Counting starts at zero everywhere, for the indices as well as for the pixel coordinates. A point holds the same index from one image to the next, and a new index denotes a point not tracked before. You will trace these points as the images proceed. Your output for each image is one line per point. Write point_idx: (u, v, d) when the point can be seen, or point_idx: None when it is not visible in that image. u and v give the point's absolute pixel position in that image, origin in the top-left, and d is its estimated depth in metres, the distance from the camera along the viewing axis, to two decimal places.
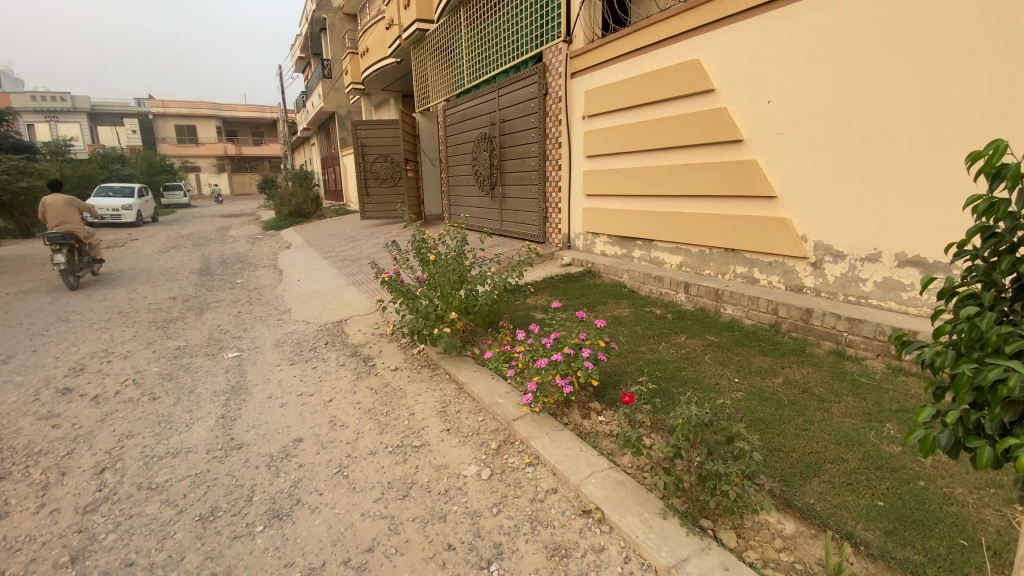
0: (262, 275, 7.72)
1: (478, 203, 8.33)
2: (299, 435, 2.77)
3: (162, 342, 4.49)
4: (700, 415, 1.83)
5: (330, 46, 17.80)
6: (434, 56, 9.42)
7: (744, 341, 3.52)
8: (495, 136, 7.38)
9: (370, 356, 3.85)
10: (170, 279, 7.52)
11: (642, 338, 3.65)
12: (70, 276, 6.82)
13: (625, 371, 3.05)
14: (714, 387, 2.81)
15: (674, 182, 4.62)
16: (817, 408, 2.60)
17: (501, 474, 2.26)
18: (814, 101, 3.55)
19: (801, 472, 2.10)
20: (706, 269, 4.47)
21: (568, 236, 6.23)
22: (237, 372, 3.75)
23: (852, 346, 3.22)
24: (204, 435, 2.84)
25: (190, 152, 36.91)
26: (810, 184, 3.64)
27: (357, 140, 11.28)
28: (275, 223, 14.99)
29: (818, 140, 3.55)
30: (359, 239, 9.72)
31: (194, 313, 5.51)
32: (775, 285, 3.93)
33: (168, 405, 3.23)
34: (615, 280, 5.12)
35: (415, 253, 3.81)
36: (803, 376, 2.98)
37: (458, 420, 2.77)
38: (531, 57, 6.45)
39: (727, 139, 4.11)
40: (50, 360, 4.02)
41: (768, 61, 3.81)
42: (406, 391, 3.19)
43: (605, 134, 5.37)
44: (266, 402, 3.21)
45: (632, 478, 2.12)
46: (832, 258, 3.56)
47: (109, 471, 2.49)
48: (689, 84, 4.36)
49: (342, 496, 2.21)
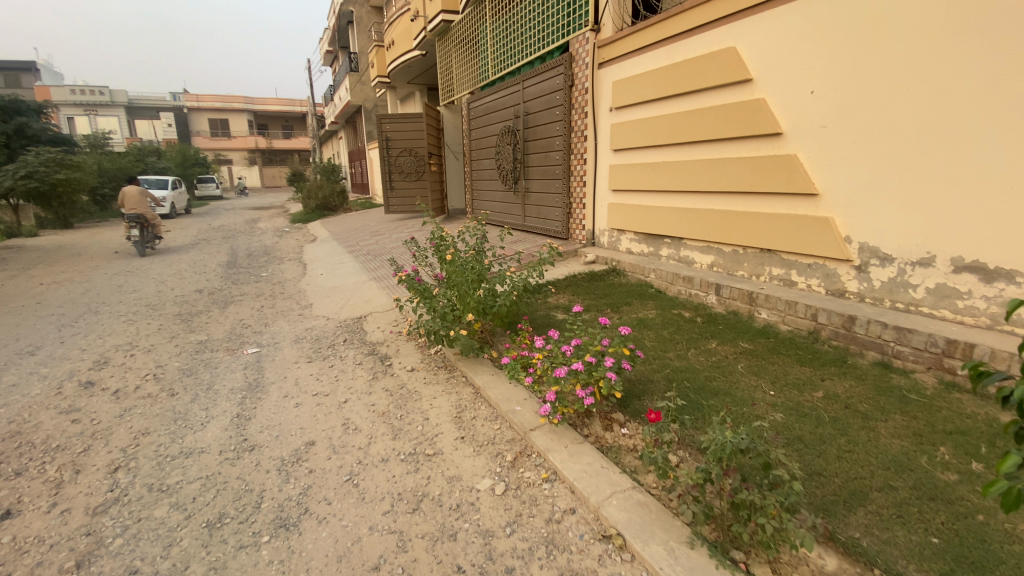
0: (286, 268, 7.77)
1: (501, 197, 8.19)
2: (312, 438, 2.70)
3: (184, 336, 4.52)
4: (735, 440, 1.67)
5: (357, 40, 17.86)
6: (459, 48, 9.29)
7: (780, 349, 3.31)
8: (519, 129, 7.22)
9: (387, 356, 3.78)
10: (198, 271, 7.64)
11: (669, 344, 3.47)
12: (144, 246, 9.04)
13: (651, 381, 2.89)
14: (747, 401, 2.63)
15: (706, 178, 4.40)
16: (861, 427, 2.40)
17: (516, 490, 2.14)
18: (860, 91, 3.29)
19: (845, 501, 1.93)
20: (739, 270, 4.25)
21: (592, 233, 6.05)
22: (255, 369, 3.72)
23: (899, 358, 2.98)
24: (218, 434, 2.80)
25: (223, 145, 37.79)
26: (855, 181, 3.38)
27: (381, 133, 11.27)
28: (303, 216, 15.16)
29: (864, 134, 3.30)
30: (383, 233, 9.71)
31: (218, 307, 5.55)
32: (814, 289, 3.68)
33: (185, 402, 3.21)
34: (641, 279, 4.93)
35: (433, 250, 3.71)
36: (844, 390, 2.76)
37: (474, 427, 2.66)
38: (557, 47, 6.25)
39: (764, 133, 3.87)
40: (76, 353, 4.08)
41: (811, 48, 3.56)
42: (421, 394, 3.10)
43: (633, 127, 5.16)
44: (282, 402, 3.16)
45: (656, 500, 1.97)
46: (878, 261, 3.30)
47: (122, 470, 2.47)
48: (724, 74, 4.13)
49: (351, 507, 2.12)
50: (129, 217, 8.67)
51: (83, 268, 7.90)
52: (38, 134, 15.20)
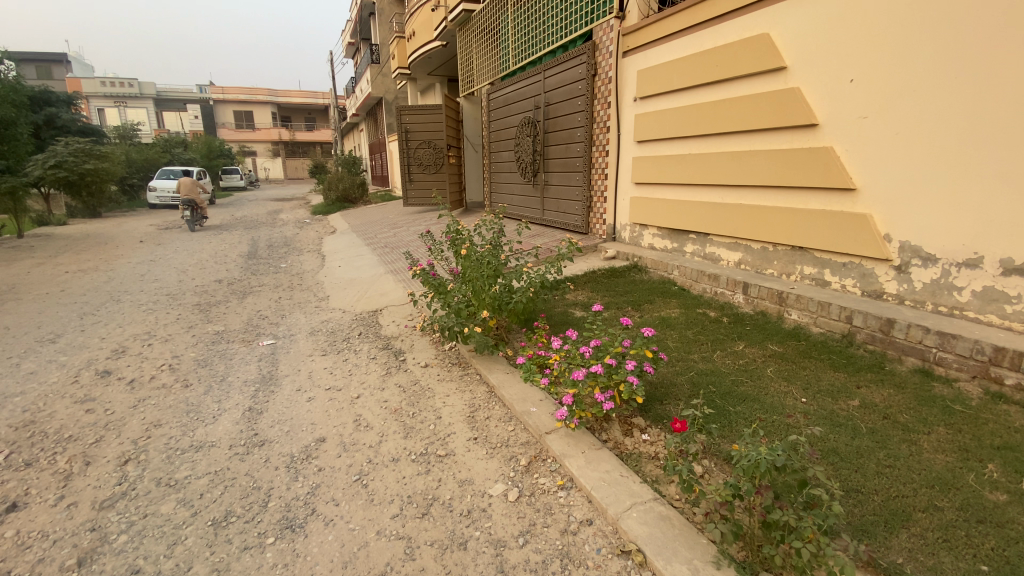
0: (305, 260, 7.78)
1: (519, 191, 8.06)
2: (323, 435, 2.63)
3: (202, 326, 4.52)
4: (770, 457, 1.53)
5: (379, 32, 17.83)
6: (480, 38, 9.16)
7: (812, 353, 3.13)
8: (540, 121, 7.08)
9: (401, 351, 3.71)
10: (219, 261, 7.69)
11: (693, 345, 3.33)
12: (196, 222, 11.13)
13: (674, 385, 2.76)
14: (777, 408, 2.49)
15: (735, 171, 4.21)
16: (901, 440, 2.23)
17: (530, 497, 2.04)
18: (905, 79, 3.06)
19: (886, 521, 1.78)
20: (768, 268, 4.07)
21: (613, 227, 5.88)
22: (270, 361, 3.68)
23: (941, 365, 2.78)
24: (229, 428, 2.76)
25: (248, 137, 38.31)
26: (895, 175, 3.17)
27: (401, 126, 11.24)
28: (323, 207, 15.24)
29: (908, 125, 3.07)
30: (401, 226, 9.68)
31: (236, 297, 5.56)
32: (849, 289, 3.48)
33: (198, 394, 3.19)
34: (663, 276, 4.76)
35: (449, 244, 3.64)
36: (883, 399, 2.58)
37: (487, 428, 2.56)
38: (580, 36, 6.09)
39: (799, 123, 3.66)
40: (95, 341, 4.11)
41: (852, 33, 3.34)
42: (435, 391, 3.02)
43: (659, 118, 4.98)
44: (294, 396, 3.10)
45: (679, 514, 1.86)
46: (920, 261, 3.08)
47: (132, 463, 2.46)
48: (757, 62, 3.93)
49: (359, 509, 2.04)
50: (181, 201, 10.74)
51: (109, 257, 8.05)
52: (68, 125, 15.55)
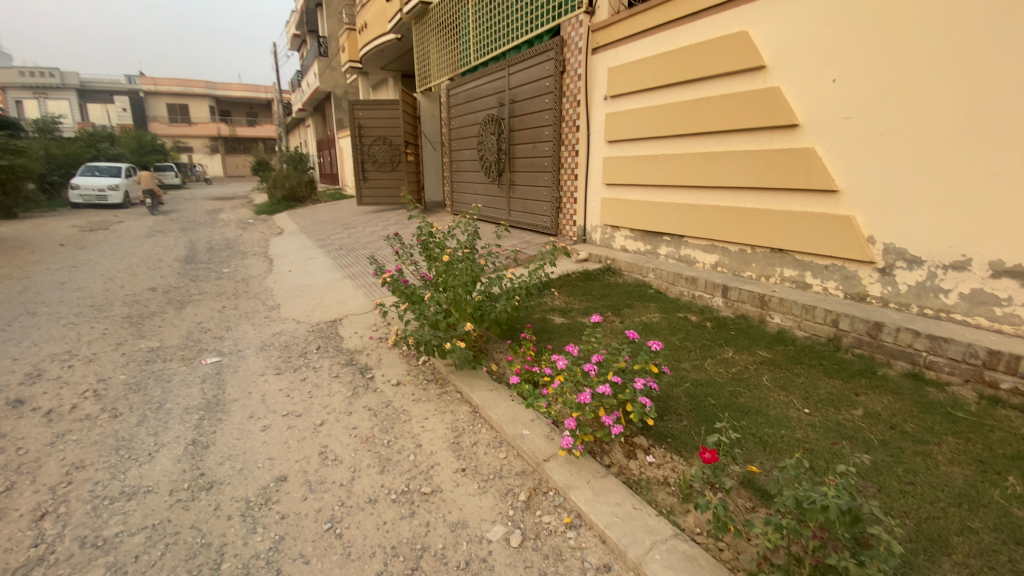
0: (251, 264, 7.17)
1: (483, 191, 7.78)
2: (284, 472, 2.27)
3: (133, 343, 3.97)
4: (830, 499, 1.33)
5: (327, 23, 17.01)
6: (437, 32, 8.81)
7: (802, 358, 3.05)
8: (504, 118, 6.83)
9: (368, 367, 3.36)
10: (152, 266, 6.95)
11: (683, 352, 3.18)
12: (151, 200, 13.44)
13: (672, 398, 2.59)
14: (784, 422, 2.36)
15: (712, 172, 4.12)
16: (914, 453, 2.15)
17: (536, 541, 1.79)
18: (890, 79, 3.03)
19: (926, 549, 1.66)
20: (747, 270, 4.00)
21: (583, 229, 5.73)
22: (215, 384, 3.24)
23: (933, 369, 2.75)
24: (169, 468, 2.35)
25: (183, 132, 35.93)
26: (881, 176, 3.14)
27: (354, 121, 10.70)
28: (269, 207, 14.31)
29: (894, 126, 3.05)
30: (356, 227, 9.17)
31: (173, 308, 4.98)
32: (832, 292, 3.45)
33: (131, 426, 2.73)
34: (638, 279, 4.63)
35: (420, 249, 3.32)
36: (884, 407, 2.52)
37: (475, 457, 2.29)
38: (546, 31, 5.89)
39: (780, 124, 3.60)
40: (3, 364, 3.51)
41: (834, 33, 3.29)
42: (411, 414, 2.71)
43: (631, 117, 4.84)
44: (246, 425, 2.71)
45: (706, 552, 1.66)
46: (905, 264, 3.07)
47: (50, 518, 2.03)
48: (736, 60, 3.84)
49: (335, 567, 1.73)
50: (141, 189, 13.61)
51: (22, 262, 7.13)
52: None
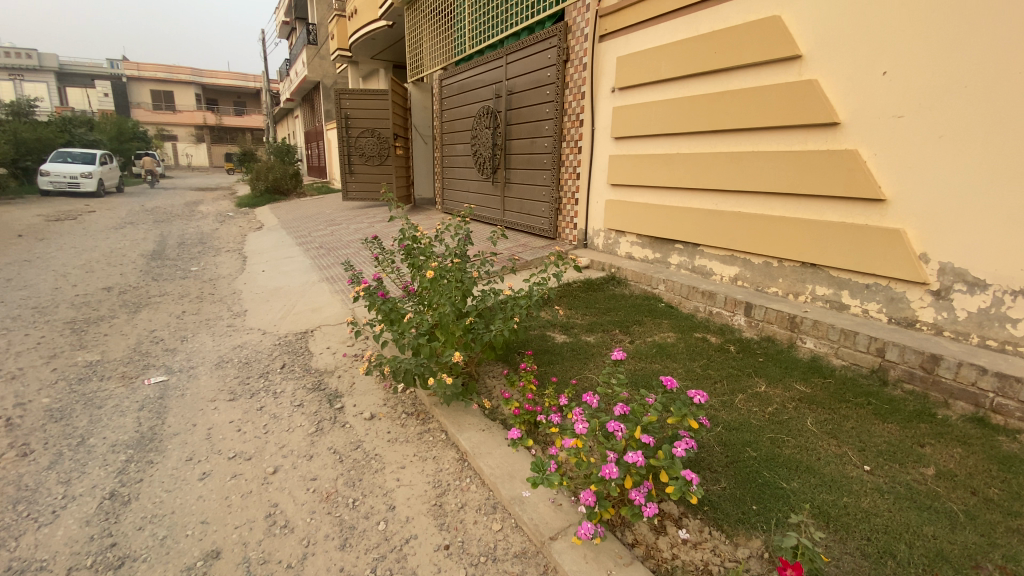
0: (223, 262, 6.61)
1: (476, 188, 7.30)
2: (216, 546, 1.77)
3: (68, 356, 3.42)
4: None
5: (318, 9, 16.28)
6: (430, 19, 8.27)
7: (846, 395, 2.60)
8: (500, 111, 6.35)
9: (338, 394, 2.86)
10: (112, 263, 6.35)
11: (706, 384, 2.73)
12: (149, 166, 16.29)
13: (703, 449, 2.14)
14: (844, 486, 1.91)
15: (735, 175, 3.68)
16: (1009, 532, 1.70)
17: None
18: (954, 71, 2.59)
19: None
20: (771, 286, 3.57)
21: (585, 233, 5.27)
22: (154, 412, 2.71)
23: (1002, 414, 2.31)
24: (73, 535, 1.83)
25: (167, 120, 34.89)
26: (938, 184, 2.70)
27: (341, 111, 10.15)
28: (250, 200, 13.65)
29: (957, 125, 2.61)
30: (339, 224, 8.62)
31: (125, 312, 4.43)
32: (874, 315, 3.02)
33: (39, 470, 2.20)
34: (646, 291, 4.18)
35: (402, 256, 2.83)
36: (957, 464, 2.07)
37: (463, 528, 1.82)
38: (549, 17, 5.41)
39: (818, 121, 3.15)
40: None
41: (885, 16, 2.85)
42: (384, 461, 2.22)
43: (642, 111, 4.39)
44: (182, 472, 2.20)
45: None
46: (966, 287, 2.64)
47: None
48: (766, 50, 3.39)
49: None
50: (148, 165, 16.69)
51: None
52: None
